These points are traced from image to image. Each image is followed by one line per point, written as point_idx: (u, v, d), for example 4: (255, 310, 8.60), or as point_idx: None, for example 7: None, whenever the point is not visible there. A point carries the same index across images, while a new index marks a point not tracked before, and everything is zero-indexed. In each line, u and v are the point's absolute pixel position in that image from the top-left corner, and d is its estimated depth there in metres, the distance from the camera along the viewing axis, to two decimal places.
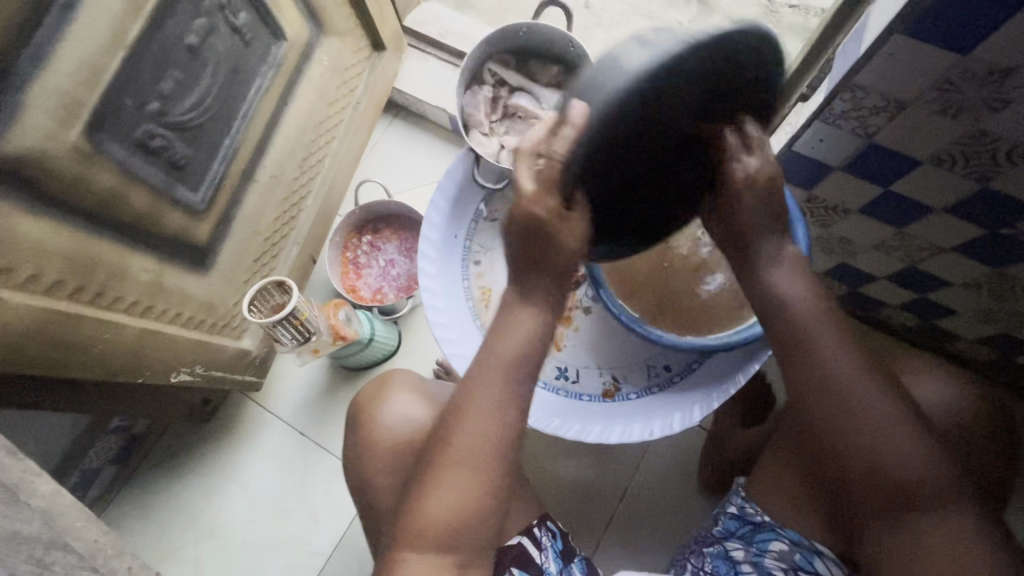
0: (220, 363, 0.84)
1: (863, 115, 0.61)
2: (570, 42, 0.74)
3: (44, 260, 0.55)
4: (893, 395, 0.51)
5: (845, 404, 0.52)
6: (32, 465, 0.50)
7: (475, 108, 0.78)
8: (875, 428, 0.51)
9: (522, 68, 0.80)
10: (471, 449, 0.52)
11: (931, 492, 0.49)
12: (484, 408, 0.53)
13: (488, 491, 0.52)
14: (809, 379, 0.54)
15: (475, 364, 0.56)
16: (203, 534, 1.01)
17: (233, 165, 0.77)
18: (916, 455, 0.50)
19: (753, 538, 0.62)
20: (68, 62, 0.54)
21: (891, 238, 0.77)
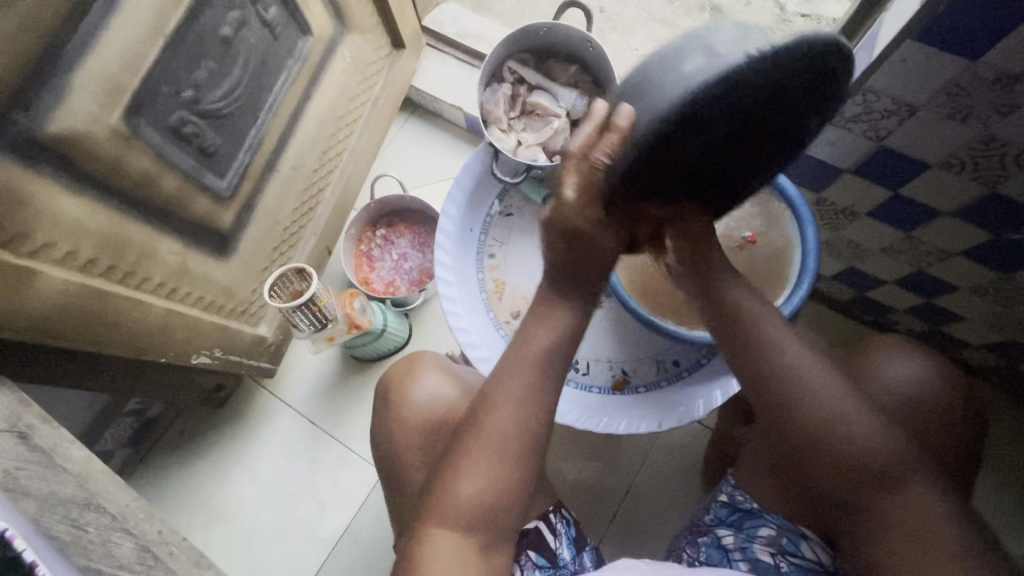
0: (238, 349, 0.86)
1: (874, 118, 0.63)
2: (588, 42, 0.76)
3: (82, 238, 0.58)
4: (838, 384, 0.55)
5: (795, 398, 0.55)
6: (66, 433, 0.55)
7: (494, 104, 0.80)
8: (823, 413, 0.54)
9: (540, 67, 0.81)
10: (500, 436, 0.53)
11: (883, 471, 0.52)
12: (516, 394, 0.54)
13: (514, 474, 0.54)
14: (756, 376, 0.57)
15: (510, 351, 0.57)
16: (212, 517, 1.02)
17: (258, 154, 0.80)
18: (865, 434, 0.53)
19: (742, 525, 0.64)
20: (112, 48, 0.56)
21: (899, 241, 0.79)
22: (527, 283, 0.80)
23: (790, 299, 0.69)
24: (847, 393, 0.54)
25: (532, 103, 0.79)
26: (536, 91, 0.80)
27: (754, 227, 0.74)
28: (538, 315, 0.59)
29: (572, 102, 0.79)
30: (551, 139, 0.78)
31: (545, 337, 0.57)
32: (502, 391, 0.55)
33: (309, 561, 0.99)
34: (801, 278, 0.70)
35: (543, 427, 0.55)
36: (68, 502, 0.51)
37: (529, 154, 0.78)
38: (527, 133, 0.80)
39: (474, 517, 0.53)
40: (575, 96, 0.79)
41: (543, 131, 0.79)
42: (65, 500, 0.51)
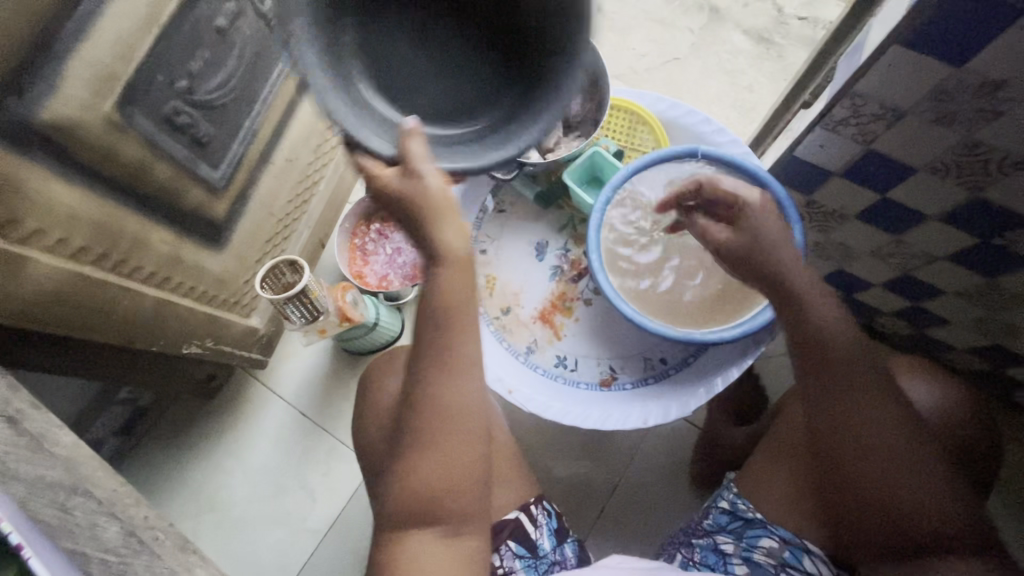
0: (230, 340, 0.86)
1: (862, 122, 0.63)
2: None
3: (74, 225, 0.58)
4: (925, 450, 0.55)
5: (871, 459, 0.56)
6: (54, 419, 0.54)
7: None
8: (896, 474, 0.55)
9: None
10: (433, 420, 0.56)
11: (938, 534, 0.55)
12: (436, 373, 0.56)
13: (451, 459, 0.56)
14: (839, 424, 0.57)
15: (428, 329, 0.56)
16: (203, 507, 1.03)
17: (252, 146, 0.80)
18: (933, 501, 0.54)
19: (743, 534, 0.65)
20: (107, 36, 0.56)
21: (887, 244, 0.80)
22: (518, 278, 0.81)
23: None
24: (926, 460, 0.55)
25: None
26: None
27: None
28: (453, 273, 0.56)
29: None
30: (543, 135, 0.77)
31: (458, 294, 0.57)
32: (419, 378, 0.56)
33: (299, 550, 1.00)
34: None
35: (468, 408, 0.56)
36: (57, 486, 0.52)
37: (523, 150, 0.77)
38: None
39: (427, 509, 0.56)
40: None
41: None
42: (54, 484, 0.51)
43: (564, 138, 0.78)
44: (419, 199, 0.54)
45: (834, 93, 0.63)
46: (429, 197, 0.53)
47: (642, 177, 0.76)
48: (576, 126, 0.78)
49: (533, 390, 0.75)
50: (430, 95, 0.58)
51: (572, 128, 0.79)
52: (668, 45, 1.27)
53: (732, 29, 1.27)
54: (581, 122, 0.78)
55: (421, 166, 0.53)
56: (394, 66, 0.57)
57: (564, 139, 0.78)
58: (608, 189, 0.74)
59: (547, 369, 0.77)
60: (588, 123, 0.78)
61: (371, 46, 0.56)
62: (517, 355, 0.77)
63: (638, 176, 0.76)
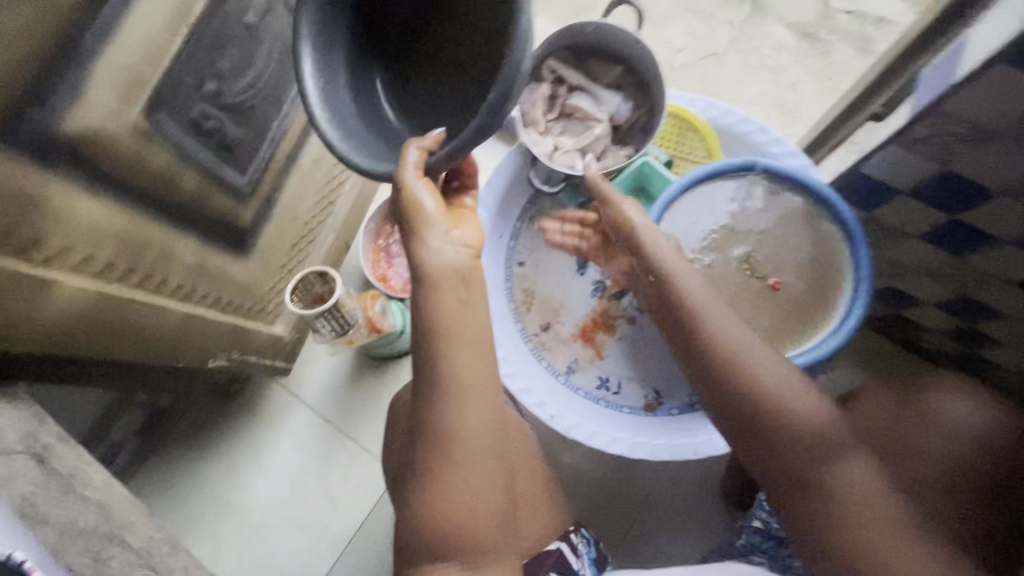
0: (254, 348, 0.83)
1: (944, 142, 0.58)
2: (637, 44, 0.68)
3: (100, 240, 0.54)
4: (783, 365, 0.55)
5: (742, 369, 0.55)
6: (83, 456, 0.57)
7: (532, 105, 0.72)
8: (765, 389, 0.54)
9: (583, 66, 0.73)
10: (460, 446, 0.54)
11: (825, 446, 0.52)
12: (439, 408, 0.54)
13: (478, 482, 0.54)
14: (698, 350, 0.58)
15: (439, 350, 0.54)
16: (223, 513, 1.01)
17: (279, 149, 0.76)
18: (804, 409, 0.53)
19: (777, 553, 0.68)
20: (133, 38, 0.52)
21: (947, 264, 0.73)
22: (558, 291, 0.77)
23: (842, 325, 0.65)
24: (788, 368, 0.56)
25: (572, 106, 0.72)
26: (578, 94, 0.72)
27: (779, 270, 0.69)
28: (469, 303, 0.55)
29: (615, 106, 0.72)
30: (591, 145, 0.72)
31: (476, 332, 0.56)
32: (422, 427, 0.55)
33: (321, 559, 0.98)
34: (851, 307, 0.66)
35: (492, 426, 0.56)
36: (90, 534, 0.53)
37: (568, 159, 0.72)
38: (564, 137, 0.73)
39: (446, 537, 0.53)
40: (619, 99, 0.72)
41: (582, 137, 0.72)
42: (87, 531, 0.52)
43: (612, 147, 0.73)
44: (407, 207, 0.54)
45: (916, 109, 0.58)
46: (416, 208, 0.54)
47: (699, 192, 0.71)
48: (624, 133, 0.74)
49: (574, 413, 0.73)
50: (431, 117, 0.60)
51: (619, 138, 0.74)
52: (707, 39, 1.21)
53: (775, 23, 1.20)
54: (630, 131, 0.73)
55: (411, 178, 0.53)
56: (411, 89, 0.62)
57: (611, 148, 0.73)
58: (659, 201, 0.71)
59: (588, 391, 0.74)
60: (636, 133, 0.72)
61: (399, 73, 0.62)
62: (557, 375, 0.75)
63: (694, 188, 0.71)
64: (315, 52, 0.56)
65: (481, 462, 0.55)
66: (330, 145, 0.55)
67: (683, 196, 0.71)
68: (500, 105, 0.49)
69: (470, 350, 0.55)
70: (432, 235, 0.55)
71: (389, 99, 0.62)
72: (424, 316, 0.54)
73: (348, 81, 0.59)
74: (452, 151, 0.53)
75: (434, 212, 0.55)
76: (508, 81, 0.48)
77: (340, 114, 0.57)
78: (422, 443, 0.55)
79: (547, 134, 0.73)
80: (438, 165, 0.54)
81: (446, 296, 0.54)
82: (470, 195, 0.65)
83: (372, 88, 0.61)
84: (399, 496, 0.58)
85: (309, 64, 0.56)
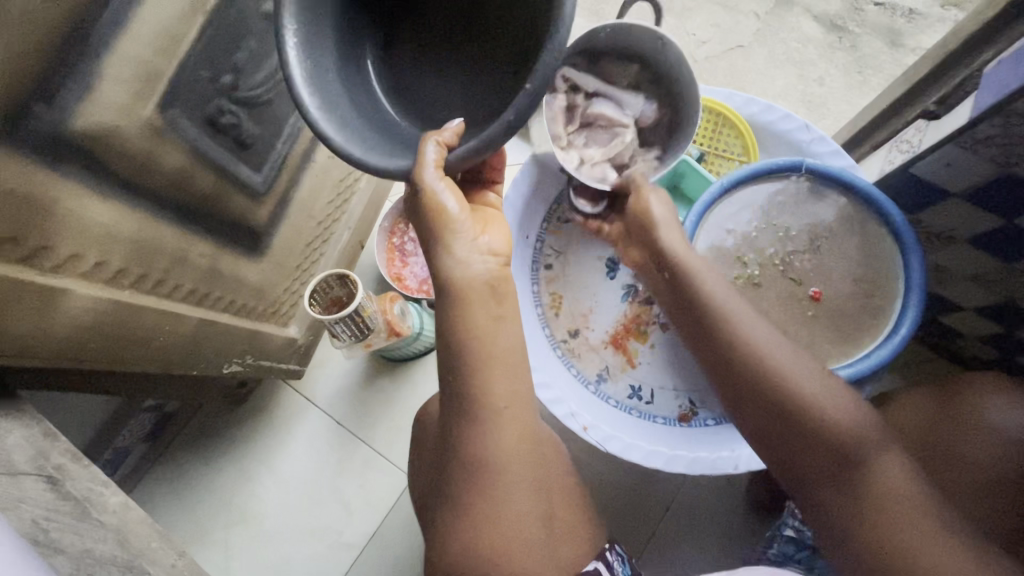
0: (269, 353, 0.80)
1: (1009, 144, 0.55)
2: (660, 43, 0.60)
3: (111, 246, 0.51)
4: (812, 362, 0.55)
5: (771, 366, 0.54)
6: (98, 475, 0.54)
7: (551, 121, 0.65)
8: (795, 383, 0.53)
9: (598, 67, 0.65)
10: (496, 464, 0.51)
11: (863, 441, 0.50)
12: (473, 424, 0.51)
13: (514, 504, 0.52)
14: (725, 346, 0.57)
15: (473, 362, 0.51)
16: (235, 519, 0.98)
17: (295, 145, 0.72)
18: (838, 404, 0.52)
19: (814, 564, 0.65)
20: (146, 28, 0.48)
21: (995, 271, 0.70)
22: (587, 296, 0.74)
23: (892, 337, 0.63)
24: (818, 367, 0.55)
25: (595, 115, 0.65)
26: (598, 99, 0.65)
27: (818, 279, 0.66)
28: (501, 312, 0.53)
29: (640, 109, 0.65)
30: (619, 155, 0.66)
31: (513, 343, 0.53)
32: (454, 444, 0.52)
33: (335, 566, 0.95)
34: (902, 316, 0.63)
35: (527, 446, 0.53)
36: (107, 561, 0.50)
37: (598, 173, 0.67)
38: (590, 149, 0.66)
39: (484, 562, 0.50)
40: (642, 100, 0.65)
41: (610, 148, 0.66)
42: (103, 561, 0.49)
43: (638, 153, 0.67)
44: (428, 210, 0.51)
45: (979, 108, 0.55)
46: (439, 212, 0.51)
47: (736, 197, 0.68)
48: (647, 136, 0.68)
49: (603, 423, 0.70)
50: (431, 105, 0.59)
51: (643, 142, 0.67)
52: (730, 31, 1.17)
53: (801, 15, 1.16)
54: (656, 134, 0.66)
55: (428, 177, 0.50)
56: (404, 77, 0.59)
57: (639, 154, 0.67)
58: (698, 206, 0.67)
59: (620, 401, 0.72)
60: (662, 134, 0.66)
61: (388, 59, 0.60)
62: (586, 384, 0.72)
63: (732, 191, 0.68)
64: (300, 31, 0.52)
65: (516, 479, 0.52)
66: (328, 141, 0.50)
67: (720, 202, 0.68)
68: (532, 99, 0.45)
69: (503, 362, 0.52)
70: (457, 241, 0.52)
71: (382, 87, 0.60)
72: (458, 326, 0.51)
73: (339, 74, 0.55)
74: (468, 153, 0.48)
75: (457, 213, 0.52)
76: (545, 75, 0.45)
77: (332, 99, 0.53)
78: (455, 460, 0.52)
79: (569, 148, 0.66)
80: (456, 164, 0.50)
81: (478, 307, 0.52)
82: (493, 191, 0.62)
83: (362, 75, 0.58)
84: (430, 515, 0.55)
85: (292, 48, 0.51)
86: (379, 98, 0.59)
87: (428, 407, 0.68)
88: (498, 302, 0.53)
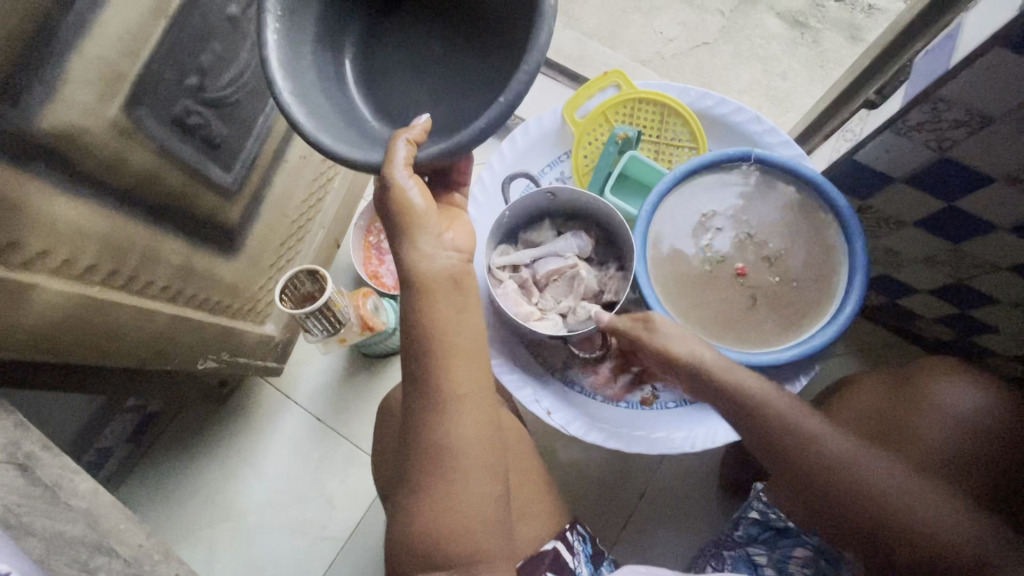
0: (245, 351, 0.81)
1: (940, 128, 0.58)
2: (547, 193, 0.72)
3: (81, 243, 0.53)
4: (897, 468, 0.52)
5: (857, 483, 0.52)
6: (69, 465, 0.55)
7: (516, 301, 0.71)
8: (888, 503, 0.51)
9: (522, 245, 0.76)
10: (462, 445, 0.54)
11: (973, 555, 0.48)
12: (437, 405, 0.54)
13: (474, 482, 0.54)
14: (807, 464, 0.53)
15: (434, 348, 0.53)
16: (218, 516, 0.99)
17: (265, 145, 0.74)
18: (939, 519, 0.49)
19: (776, 543, 0.64)
20: (110, 31, 0.50)
21: (943, 253, 0.73)
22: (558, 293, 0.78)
23: (836, 317, 0.66)
24: (906, 472, 0.52)
25: (544, 275, 0.72)
26: (539, 262, 0.73)
27: (744, 258, 0.69)
28: (459, 300, 0.55)
29: (575, 245, 0.73)
30: (586, 289, 0.72)
31: (475, 331, 0.55)
32: (417, 428, 0.54)
33: (318, 560, 0.97)
34: (847, 295, 0.66)
35: (490, 429, 0.55)
36: (78, 543, 0.52)
37: (582, 312, 0.70)
38: (562, 304, 0.72)
39: (444, 538, 0.53)
40: (572, 239, 0.73)
41: (575, 291, 0.72)
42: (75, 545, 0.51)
43: (602, 275, 0.73)
44: (397, 207, 0.53)
45: (911, 96, 0.58)
46: (406, 207, 0.53)
47: (682, 194, 0.71)
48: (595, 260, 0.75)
49: (570, 406, 0.73)
50: (402, 100, 0.61)
51: (596, 266, 0.75)
52: (696, 29, 1.20)
53: (764, 12, 1.19)
54: (603, 253, 0.75)
55: (398, 171, 0.52)
56: (377, 70, 0.62)
57: (605, 276, 0.73)
58: (653, 195, 0.69)
59: (585, 387, 0.74)
60: (605, 250, 0.75)
61: (365, 53, 0.62)
62: (554, 371, 0.75)
63: (686, 182, 0.70)
64: (279, 22, 0.55)
65: (478, 458, 0.54)
66: (297, 125, 0.53)
67: (666, 199, 0.70)
68: (506, 110, 0.50)
69: (462, 340, 0.54)
70: (421, 233, 0.54)
71: (355, 81, 0.62)
72: (420, 314, 0.54)
73: (314, 66, 0.58)
74: (440, 152, 0.52)
75: (423, 209, 0.53)
76: (518, 88, 0.49)
77: (304, 89, 0.56)
78: (418, 442, 0.54)
79: (545, 312, 0.72)
80: (425, 162, 0.53)
81: (440, 297, 0.54)
82: (460, 193, 0.64)
83: (337, 67, 0.61)
84: (394, 496, 0.57)
85: (273, 38, 0.55)
86: (351, 89, 0.61)
87: (396, 396, 0.70)
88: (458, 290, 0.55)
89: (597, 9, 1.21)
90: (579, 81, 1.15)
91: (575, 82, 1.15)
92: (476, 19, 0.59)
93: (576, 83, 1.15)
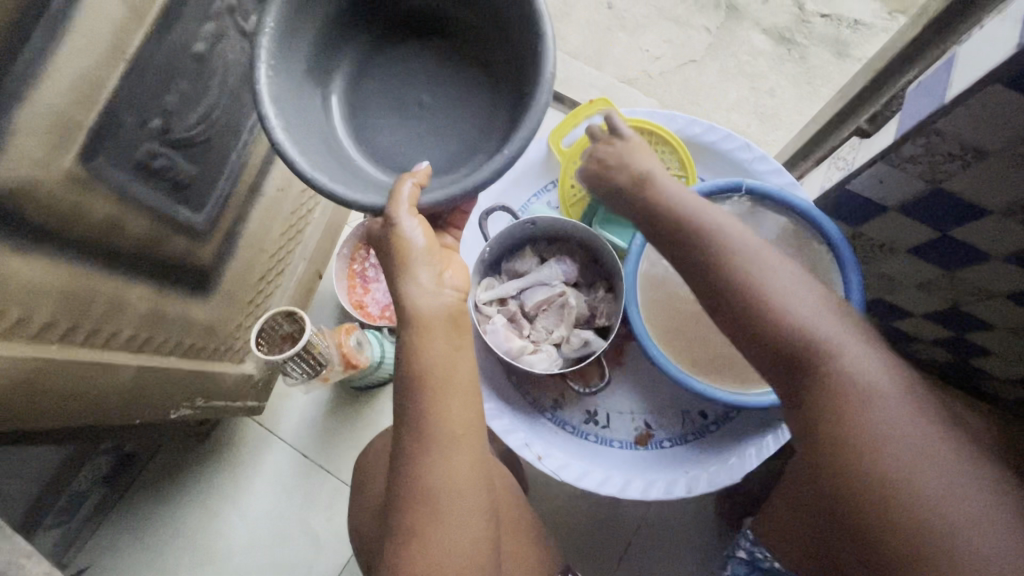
0: (222, 393, 0.78)
1: (935, 161, 0.56)
2: (528, 223, 0.69)
3: (35, 302, 0.49)
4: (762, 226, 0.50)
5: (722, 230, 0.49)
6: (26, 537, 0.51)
7: (507, 337, 0.68)
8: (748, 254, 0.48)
9: (506, 276, 0.73)
10: (448, 507, 0.50)
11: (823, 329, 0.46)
12: (420, 466, 0.50)
13: (460, 548, 0.50)
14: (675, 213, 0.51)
15: (415, 403, 0.51)
16: (201, 560, 0.96)
17: (238, 181, 0.71)
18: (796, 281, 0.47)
19: None
20: (63, 78, 0.47)
21: (938, 279, 0.70)
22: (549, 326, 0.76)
23: None
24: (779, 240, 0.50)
25: (533, 306, 0.70)
26: (525, 294, 0.71)
27: None
28: (441, 352, 0.51)
29: (559, 271, 0.70)
30: (578, 315, 0.70)
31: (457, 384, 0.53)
32: (398, 488, 0.51)
33: None
34: None
35: (478, 490, 0.52)
36: None
37: (578, 340, 0.68)
38: (554, 334, 0.70)
39: None
40: (555, 265, 0.71)
41: (565, 319, 0.70)
42: None
43: (591, 299, 0.71)
44: (396, 247, 0.51)
45: (905, 127, 0.57)
46: (406, 247, 0.51)
47: None
48: (581, 283, 0.72)
49: (557, 447, 0.70)
50: (395, 141, 0.59)
51: (585, 289, 0.72)
52: (683, 46, 1.18)
53: (751, 28, 1.18)
54: (590, 275, 0.72)
55: (403, 212, 0.51)
56: (362, 105, 0.60)
57: (594, 299, 0.71)
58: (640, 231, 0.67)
59: (576, 426, 0.72)
60: (592, 272, 0.72)
61: (353, 85, 0.60)
62: (543, 413, 0.72)
63: None
64: (271, 57, 0.52)
65: (462, 522, 0.51)
66: (293, 166, 0.51)
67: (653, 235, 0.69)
68: (507, 164, 0.50)
69: (443, 394, 0.51)
70: (421, 272, 0.51)
71: (342, 118, 0.59)
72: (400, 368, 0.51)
73: (303, 103, 0.55)
74: (448, 195, 0.51)
75: (426, 249, 0.51)
76: (520, 143, 0.50)
77: (294, 125, 0.53)
78: (399, 502, 0.51)
79: (539, 344, 0.69)
80: (431, 205, 0.52)
81: (419, 350, 0.51)
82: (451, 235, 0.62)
83: (323, 105, 0.58)
84: (376, 559, 0.54)
85: (265, 73, 0.52)
86: (338, 123, 0.59)
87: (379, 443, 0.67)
88: (444, 343, 0.51)
89: (582, 27, 1.19)
90: (565, 101, 1.13)
91: (561, 103, 1.13)
92: (471, 57, 0.59)
93: (562, 103, 1.13)
